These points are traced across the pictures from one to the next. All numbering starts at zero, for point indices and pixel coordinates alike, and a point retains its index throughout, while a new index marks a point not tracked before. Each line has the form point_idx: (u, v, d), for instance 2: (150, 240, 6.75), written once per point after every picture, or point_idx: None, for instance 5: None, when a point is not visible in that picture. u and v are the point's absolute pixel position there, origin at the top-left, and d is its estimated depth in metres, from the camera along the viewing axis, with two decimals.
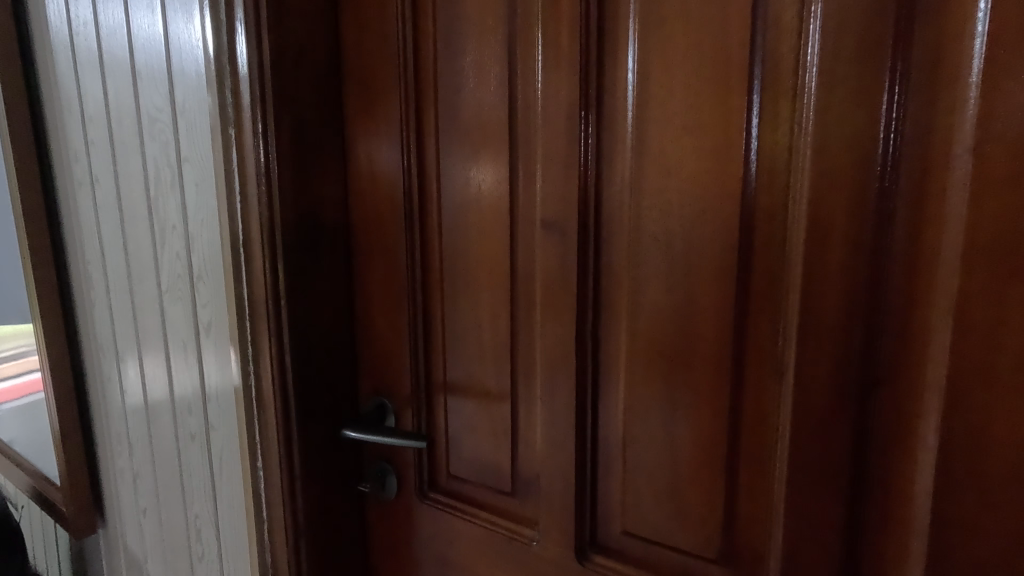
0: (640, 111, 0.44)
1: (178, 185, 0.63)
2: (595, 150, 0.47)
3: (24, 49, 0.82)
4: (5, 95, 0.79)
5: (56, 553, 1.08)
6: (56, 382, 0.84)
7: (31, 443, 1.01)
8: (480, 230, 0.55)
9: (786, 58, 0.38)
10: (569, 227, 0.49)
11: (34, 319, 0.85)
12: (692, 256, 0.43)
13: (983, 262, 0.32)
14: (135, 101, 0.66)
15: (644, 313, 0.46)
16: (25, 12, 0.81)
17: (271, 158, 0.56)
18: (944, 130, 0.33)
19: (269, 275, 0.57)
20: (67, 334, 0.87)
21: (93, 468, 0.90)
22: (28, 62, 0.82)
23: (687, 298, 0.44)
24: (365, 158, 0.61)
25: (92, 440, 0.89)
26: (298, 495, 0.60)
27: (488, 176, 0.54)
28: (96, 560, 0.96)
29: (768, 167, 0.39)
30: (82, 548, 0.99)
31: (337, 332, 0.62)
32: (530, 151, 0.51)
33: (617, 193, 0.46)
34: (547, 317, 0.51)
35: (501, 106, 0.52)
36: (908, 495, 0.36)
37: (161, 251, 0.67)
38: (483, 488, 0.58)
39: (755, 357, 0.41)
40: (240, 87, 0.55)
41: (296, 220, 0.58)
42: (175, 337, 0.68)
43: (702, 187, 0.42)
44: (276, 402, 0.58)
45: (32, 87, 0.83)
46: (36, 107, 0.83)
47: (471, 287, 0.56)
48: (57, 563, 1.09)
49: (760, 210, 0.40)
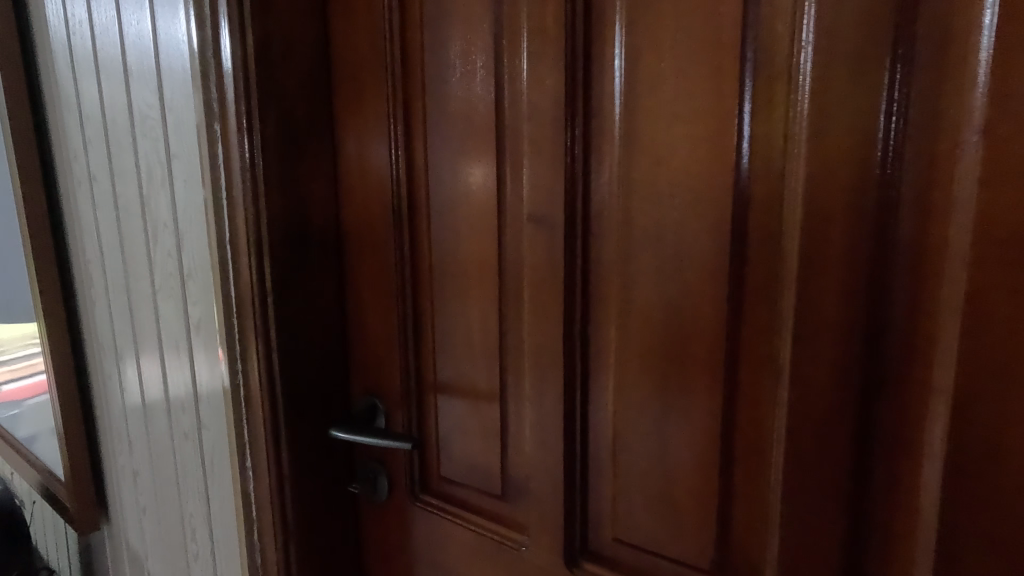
0: (628, 99, 0.42)
1: (168, 182, 0.63)
2: (582, 140, 0.45)
3: (26, 49, 0.83)
4: (7, 94, 0.80)
5: (67, 548, 1.10)
6: (60, 379, 0.85)
7: (42, 439, 1.03)
8: (468, 225, 0.53)
9: (781, 38, 0.35)
10: (557, 221, 0.47)
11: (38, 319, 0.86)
12: (683, 250, 0.41)
13: (995, 255, 0.29)
14: (128, 98, 0.66)
15: (634, 311, 0.44)
16: (27, 12, 0.82)
17: (257, 154, 0.55)
18: (952, 111, 0.30)
19: (255, 272, 0.56)
20: (71, 332, 0.87)
21: (96, 465, 0.90)
22: (30, 62, 0.83)
23: (679, 295, 0.41)
24: (354, 153, 0.59)
25: (96, 437, 0.90)
26: (287, 495, 0.59)
27: (476, 172, 0.52)
28: (101, 555, 0.97)
29: (762, 155, 0.37)
30: (88, 544, 1.00)
31: (327, 330, 0.61)
32: (517, 143, 0.49)
33: (605, 185, 0.44)
34: (536, 314, 0.49)
35: (488, 96, 0.50)
36: (912, 505, 0.33)
37: (154, 249, 0.67)
38: (474, 491, 0.57)
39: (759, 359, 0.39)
40: (225, 82, 0.54)
41: (282, 217, 0.57)
42: (168, 335, 0.68)
43: (694, 178, 0.39)
44: (264, 402, 0.58)
45: (33, 86, 0.83)
46: (38, 107, 0.84)
47: (459, 285, 0.55)
48: (68, 558, 1.11)
49: (754, 201, 0.37)
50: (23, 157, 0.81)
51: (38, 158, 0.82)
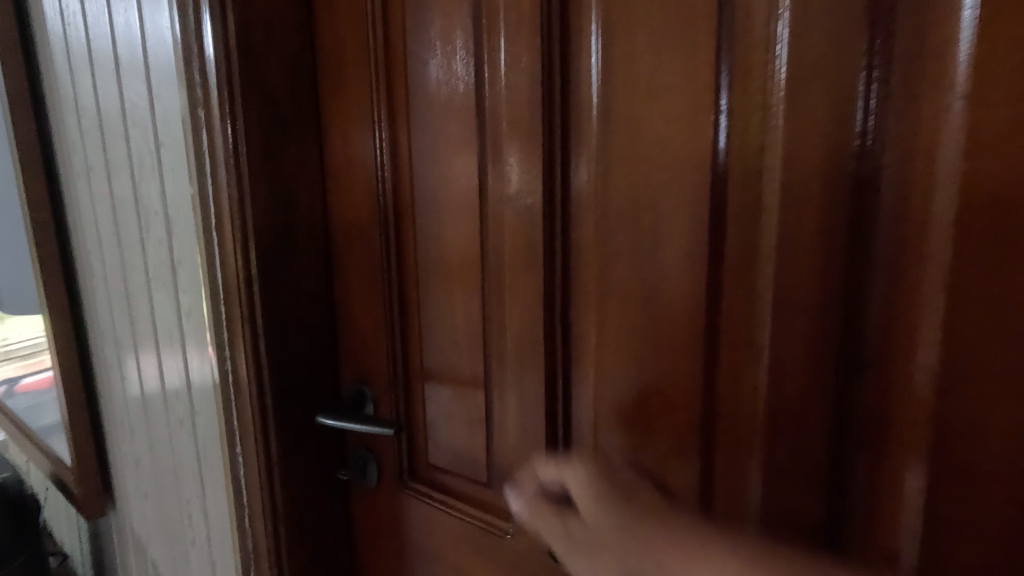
0: (604, 76, 0.41)
1: (157, 170, 0.63)
2: (560, 120, 0.44)
3: (25, 42, 0.83)
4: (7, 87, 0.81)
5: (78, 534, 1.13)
6: (66, 370, 0.87)
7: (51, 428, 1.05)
8: (451, 210, 0.52)
9: (758, 5, 0.33)
10: (536, 204, 0.46)
11: (43, 312, 0.87)
12: (660, 229, 0.39)
13: (977, 228, 0.27)
14: (118, 89, 0.66)
15: (612, 295, 0.43)
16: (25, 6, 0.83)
17: (240, 140, 0.55)
18: (933, 78, 0.28)
19: (240, 259, 0.56)
20: (75, 323, 0.89)
21: (101, 453, 0.92)
22: (29, 55, 0.84)
23: (657, 277, 0.40)
24: (340, 141, 0.59)
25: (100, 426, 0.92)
26: (275, 480, 0.59)
27: (457, 158, 0.51)
28: (110, 541, 0.99)
29: (739, 129, 0.35)
30: (97, 531, 1.02)
31: (315, 318, 0.61)
32: (497, 125, 0.48)
33: (584, 165, 0.43)
34: (517, 301, 0.48)
35: (467, 77, 0.49)
36: (894, 493, 0.32)
37: (147, 239, 0.67)
38: (461, 478, 0.56)
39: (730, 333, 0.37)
40: (207, 69, 0.54)
41: (267, 203, 0.56)
42: (163, 325, 0.69)
43: (671, 155, 0.38)
44: (252, 388, 0.58)
45: (34, 79, 0.84)
46: (38, 100, 0.85)
47: (444, 273, 0.54)
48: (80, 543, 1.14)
49: (732, 178, 0.36)
50: (25, 152, 0.82)
51: (39, 153, 0.83)
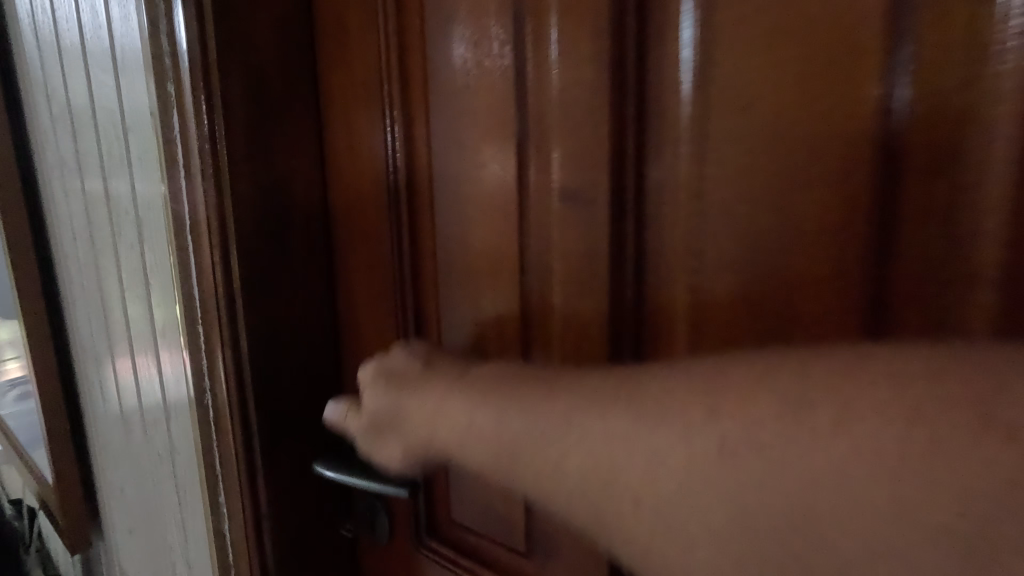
0: (704, 31, 0.30)
1: (126, 160, 0.53)
2: (636, 94, 0.33)
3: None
4: None
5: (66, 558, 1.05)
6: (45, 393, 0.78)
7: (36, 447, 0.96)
8: (480, 210, 0.41)
9: None
10: (598, 204, 0.35)
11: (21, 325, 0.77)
12: (790, 231, 0.29)
13: None
14: (84, 64, 0.56)
15: (713, 317, 0.33)
16: None
17: (218, 121, 0.43)
18: None
19: (219, 270, 0.45)
20: (54, 334, 0.80)
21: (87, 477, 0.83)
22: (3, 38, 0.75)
23: (785, 293, 0.30)
24: (342, 131, 0.48)
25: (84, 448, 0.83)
26: (264, 538, 0.49)
27: (488, 144, 0.40)
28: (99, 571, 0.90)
29: (925, 90, 0.25)
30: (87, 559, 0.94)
31: (315, 337, 0.51)
32: (544, 99, 0.36)
33: (671, 151, 0.33)
34: (570, 335, 0.38)
35: (503, 39, 0.37)
36: None
37: (119, 240, 0.57)
38: (491, 542, 0.45)
39: (761, 314, 0.31)
40: (176, 33, 0.43)
41: (252, 200, 0.45)
42: (138, 341, 0.59)
43: (813, 129, 0.28)
44: (236, 428, 0.47)
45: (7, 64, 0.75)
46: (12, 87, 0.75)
47: (469, 298, 0.43)
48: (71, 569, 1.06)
49: (913, 158, 0.26)
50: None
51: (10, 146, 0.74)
